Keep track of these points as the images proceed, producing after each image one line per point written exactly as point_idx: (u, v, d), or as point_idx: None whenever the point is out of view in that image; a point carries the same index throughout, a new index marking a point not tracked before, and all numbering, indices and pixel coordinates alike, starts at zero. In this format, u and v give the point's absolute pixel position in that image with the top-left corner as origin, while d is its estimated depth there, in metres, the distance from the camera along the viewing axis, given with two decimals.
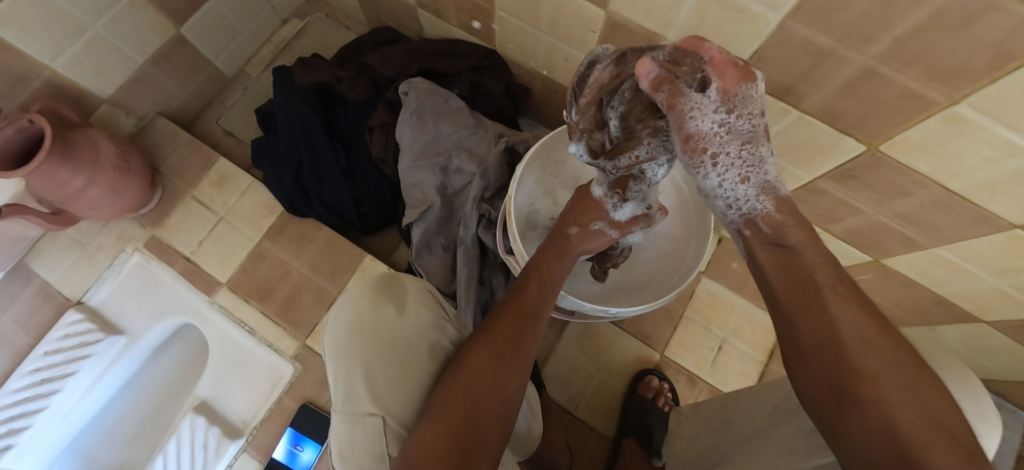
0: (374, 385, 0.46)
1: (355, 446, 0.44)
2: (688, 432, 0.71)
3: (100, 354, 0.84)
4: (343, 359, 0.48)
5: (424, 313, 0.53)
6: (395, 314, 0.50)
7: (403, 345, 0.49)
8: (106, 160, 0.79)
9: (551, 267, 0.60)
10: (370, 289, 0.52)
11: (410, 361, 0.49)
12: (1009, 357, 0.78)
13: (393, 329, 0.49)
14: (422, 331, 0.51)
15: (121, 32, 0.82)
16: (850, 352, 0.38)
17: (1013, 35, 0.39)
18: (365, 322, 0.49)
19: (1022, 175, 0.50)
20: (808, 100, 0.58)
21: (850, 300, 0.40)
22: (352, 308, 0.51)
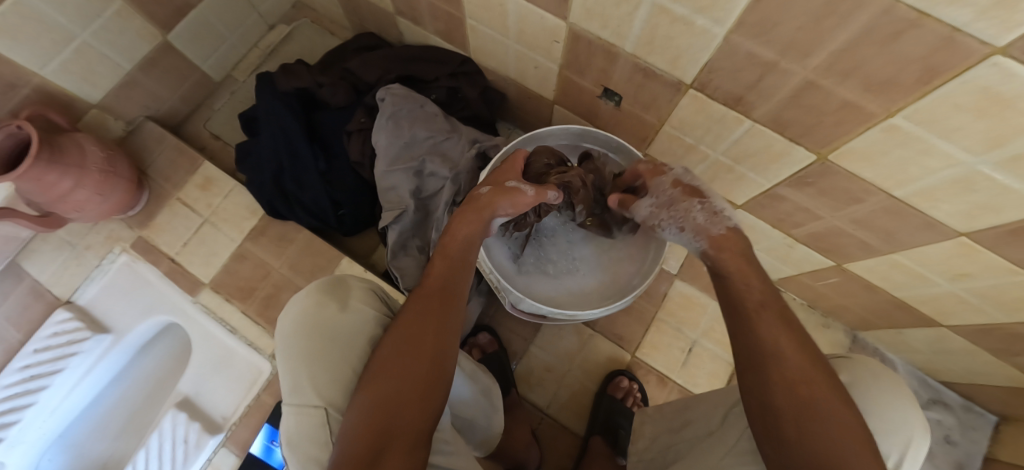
0: (315, 379, 0.49)
1: (303, 435, 0.48)
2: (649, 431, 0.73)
3: (87, 351, 0.87)
4: (290, 356, 0.51)
5: (368, 310, 0.55)
6: (337, 311, 0.52)
7: (345, 339, 0.51)
8: (93, 164, 0.82)
9: (458, 232, 0.60)
10: (316, 289, 0.54)
11: (350, 354, 0.50)
12: (971, 360, 0.80)
13: (335, 325, 0.51)
14: (365, 326, 0.53)
15: (109, 40, 0.84)
16: (793, 374, 0.47)
17: (935, 51, 0.41)
18: (308, 321, 0.52)
19: (958, 184, 0.51)
20: (758, 110, 0.60)
21: (776, 327, 0.49)
22: (297, 307, 0.53)
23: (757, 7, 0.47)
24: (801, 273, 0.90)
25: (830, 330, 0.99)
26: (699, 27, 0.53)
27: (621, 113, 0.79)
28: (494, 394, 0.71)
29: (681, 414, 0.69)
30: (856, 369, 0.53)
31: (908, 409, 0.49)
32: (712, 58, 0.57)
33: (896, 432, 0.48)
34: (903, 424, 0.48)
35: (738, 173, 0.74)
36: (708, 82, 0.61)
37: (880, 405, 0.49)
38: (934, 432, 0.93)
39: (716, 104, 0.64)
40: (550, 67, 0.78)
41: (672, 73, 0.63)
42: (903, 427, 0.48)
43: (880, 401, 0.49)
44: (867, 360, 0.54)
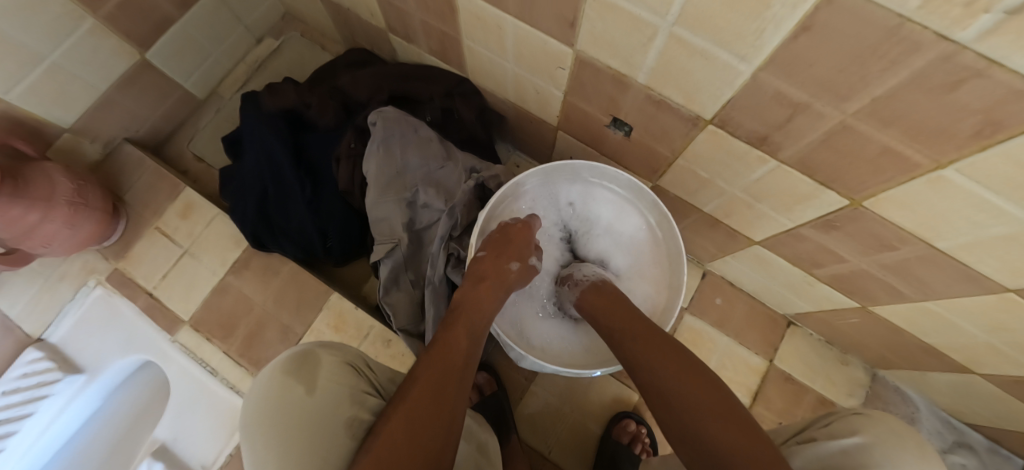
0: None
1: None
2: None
3: (58, 393, 0.82)
4: (253, 447, 0.43)
5: (337, 389, 0.49)
6: (305, 393, 0.47)
7: (317, 422, 0.45)
8: (61, 196, 0.76)
9: (479, 305, 0.60)
10: (281, 367, 0.49)
11: (325, 438, 0.44)
12: (1001, 407, 0.75)
13: (305, 407, 0.45)
14: (337, 406, 0.47)
15: (81, 60, 0.79)
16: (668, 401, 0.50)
17: (1001, 104, 0.35)
18: (273, 404, 0.45)
19: (1011, 240, 0.46)
20: (784, 151, 0.54)
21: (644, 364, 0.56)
22: (260, 387, 0.47)
23: (792, 45, 0.41)
24: (820, 310, 0.84)
25: (848, 367, 0.94)
26: (721, 62, 0.48)
27: (630, 142, 0.73)
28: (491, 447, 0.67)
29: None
30: (879, 429, 0.44)
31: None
32: (734, 95, 0.51)
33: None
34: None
35: (756, 210, 0.68)
36: (728, 119, 0.55)
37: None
38: None
39: (736, 141, 0.58)
40: (553, 93, 0.72)
41: (689, 107, 0.58)
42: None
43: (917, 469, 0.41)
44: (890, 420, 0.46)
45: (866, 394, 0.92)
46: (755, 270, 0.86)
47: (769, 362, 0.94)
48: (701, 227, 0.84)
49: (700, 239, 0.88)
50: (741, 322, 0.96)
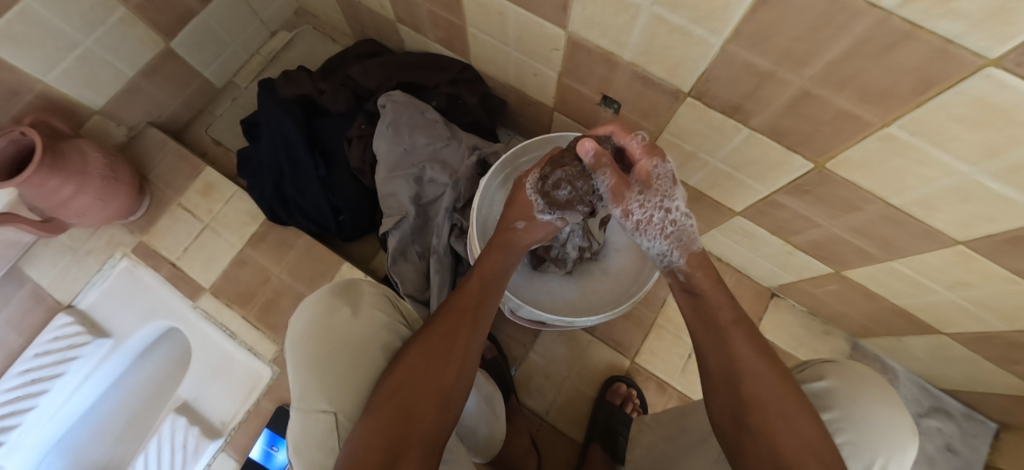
0: (327, 382, 0.50)
1: (309, 440, 0.48)
2: (646, 441, 0.73)
3: (87, 356, 0.89)
4: (301, 360, 0.52)
5: (378, 316, 0.57)
6: (350, 316, 0.55)
7: (355, 342, 0.53)
8: (95, 169, 0.83)
9: (493, 263, 0.64)
10: (328, 292, 0.57)
11: (362, 358, 0.52)
12: (971, 368, 0.80)
13: (346, 329, 0.54)
14: (375, 331, 0.55)
15: (111, 47, 0.85)
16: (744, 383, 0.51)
17: (930, 63, 0.41)
18: (322, 323, 0.54)
19: (956, 193, 0.51)
20: (755, 118, 0.60)
21: (743, 336, 0.54)
22: (310, 310, 0.55)
23: (754, 17, 0.47)
24: (800, 280, 0.90)
25: (831, 337, 0.99)
26: (696, 37, 0.53)
27: (618, 119, 0.79)
28: (495, 399, 0.72)
29: (676, 422, 0.69)
30: (846, 373, 0.54)
31: (899, 418, 0.50)
32: (709, 67, 0.57)
33: (886, 441, 0.49)
34: (894, 435, 0.49)
35: (736, 181, 0.74)
36: (705, 91, 0.61)
37: (880, 413, 0.50)
38: (934, 439, 0.93)
39: (714, 112, 0.64)
40: (549, 75, 0.78)
41: (672, 82, 0.63)
42: (897, 439, 0.49)
43: (878, 410, 0.50)
44: (858, 366, 0.55)
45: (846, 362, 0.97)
46: (740, 243, 0.92)
47: None
48: (688, 202, 0.90)
49: None
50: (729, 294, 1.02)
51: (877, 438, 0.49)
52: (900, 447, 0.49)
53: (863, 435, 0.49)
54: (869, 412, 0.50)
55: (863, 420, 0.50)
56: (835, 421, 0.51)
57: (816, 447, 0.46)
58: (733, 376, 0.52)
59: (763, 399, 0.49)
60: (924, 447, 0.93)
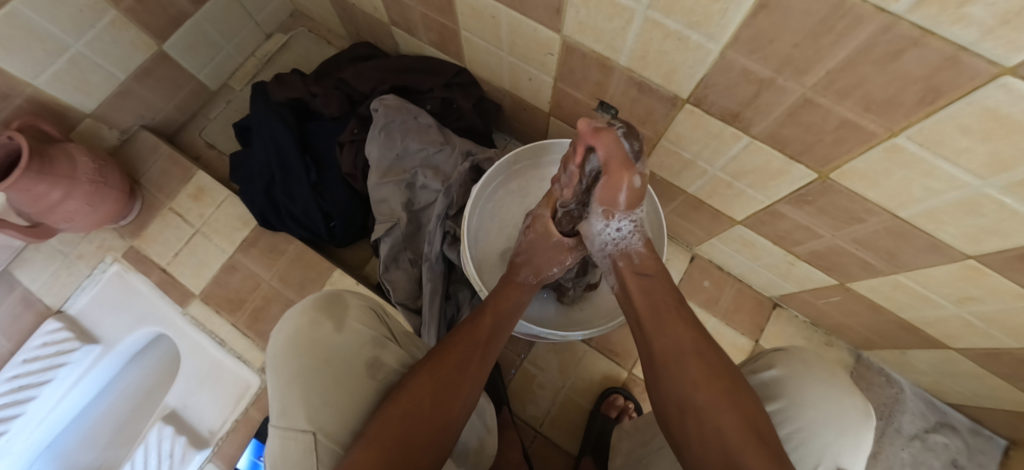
0: (309, 402, 0.48)
1: (287, 461, 0.46)
2: (626, 447, 0.71)
3: (75, 362, 0.88)
4: (283, 375, 0.51)
5: (363, 330, 0.55)
6: (333, 331, 0.53)
7: (338, 359, 0.51)
8: (83, 174, 0.82)
9: (508, 298, 0.65)
10: (311, 306, 0.55)
11: (345, 376, 0.50)
12: (980, 384, 0.77)
13: (329, 344, 0.52)
14: (359, 346, 0.53)
15: (103, 50, 0.84)
16: (673, 363, 0.51)
17: (939, 71, 0.38)
18: (304, 339, 0.52)
19: (964, 206, 0.49)
20: (755, 126, 0.58)
21: (677, 322, 0.55)
22: (290, 324, 0.54)
23: (753, 23, 0.45)
24: (803, 290, 0.87)
25: (833, 348, 0.97)
26: (692, 42, 0.51)
27: None
28: (487, 412, 0.70)
29: (652, 426, 0.67)
30: (791, 361, 0.54)
31: (843, 398, 0.50)
32: (706, 73, 0.55)
33: (834, 423, 0.49)
34: (841, 417, 0.49)
35: (736, 190, 0.72)
36: (704, 97, 0.59)
37: (825, 398, 0.50)
38: (940, 455, 0.90)
39: (712, 120, 0.62)
40: (544, 79, 0.77)
41: (668, 88, 0.61)
42: (843, 420, 0.49)
43: (823, 394, 0.50)
44: (802, 351, 0.55)
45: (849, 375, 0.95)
46: (740, 252, 0.89)
47: (754, 342, 0.98)
48: (687, 210, 0.88)
49: (687, 222, 0.92)
50: (729, 304, 1.00)
51: (824, 424, 0.49)
52: (850, 427, 0.49)
53: (811, 422, 0.49)
54: (816, 398, 0.50)
55: (811, 412, 0.50)
56: (786, 411, 0.51)
57: (753, 426, 0.44)
58: (670, 362, 0.52)
59: (696, 383, 0.49)
60: (930, 463, 0.90)
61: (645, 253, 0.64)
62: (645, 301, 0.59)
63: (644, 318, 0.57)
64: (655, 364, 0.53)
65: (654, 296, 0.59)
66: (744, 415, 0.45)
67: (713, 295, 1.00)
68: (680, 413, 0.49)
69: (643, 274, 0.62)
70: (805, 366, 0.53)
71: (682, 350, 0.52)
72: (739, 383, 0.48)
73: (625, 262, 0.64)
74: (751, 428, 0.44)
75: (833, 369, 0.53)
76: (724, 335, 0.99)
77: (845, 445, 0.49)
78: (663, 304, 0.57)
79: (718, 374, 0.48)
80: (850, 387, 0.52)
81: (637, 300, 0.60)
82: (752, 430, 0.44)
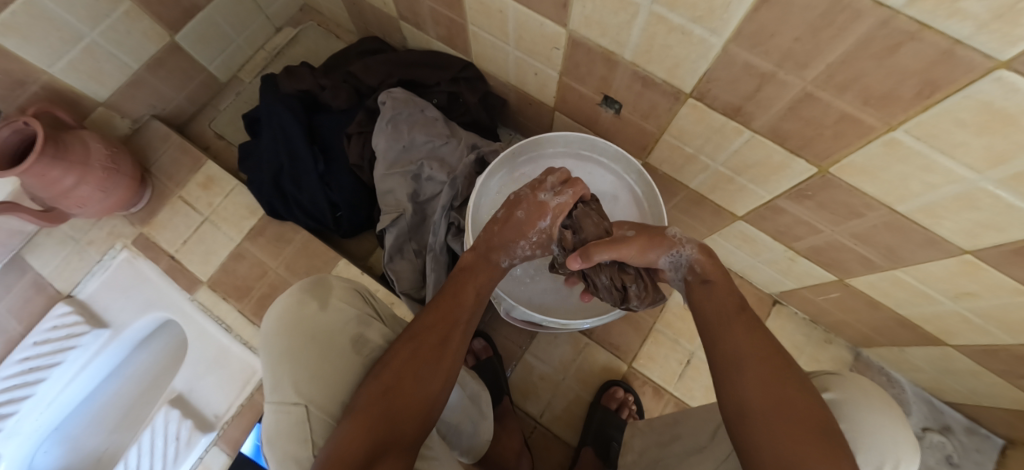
0: (297, 377, 0.50)
1: (281, 433, 0.48)
2: (638, 445, 0.73)
3: (84, 346, 0.90)
4: (273, 354, 0.53)
5: (346, 308, 0.56)
6: (317, 310, 0.55)
7: (324, 335, 0.53)
8: (97, 161, 0.84)
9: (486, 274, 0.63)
10: (299, 289, 0.57)
11: (330, 351, 0.52)
12: (978, 381, 0.77)
13: (315, 322, 0.54)
14: (343, 323, 0.55)
15: (118, 40, 0.86)
16: (734, 365, 0.49)
17: (935, 65, 0.39)
18: (291, 317, 0.54)
19: (961, 201, 0.50)
20: (757, 121, 0.59)
21: (749, 327, 0.52)
22: (280, 307, 0.56)
23: (755, 17, 0.46)
24: (802, 287, 0.88)
25: (832, 346, 0.97)
26: (695, 36, 0.53)
27: (618, 120, 0.78)
28: (482, 400, 0.72)
29: (670, 428, 0.68)
30: (847, 386, 0.50)
31: (899, 431, 0.46)
32: (708, 68, 0.56)
33: (886, 454, 0.45)
34: (895, 447, 0.45)
35: (737, 185, 0.73)
36: (706, 92, 0.60)
37: (874, 425, 0.46)
38: (934, 453, 0.91)
39: (715, 114, 0.63)
40: (549, 74, 0.78)
41: (671, 83, 0.63)
42: (888, 447, 0.45)
43: (878, 423, 0.46)
44: (861, 380, 0.51)
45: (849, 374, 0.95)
46: (740, 249, 0.90)
47: None
48: (688, 206, 0.89)
49: (689, 218, 0.93)
50: None
51: (876, 449, 0.45)
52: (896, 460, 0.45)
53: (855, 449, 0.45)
54: (870, 426, 0.46)
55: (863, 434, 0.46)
56: None
57: (818, 423, 0.43)
58: (732, 366, 0.49)
59: (755, 385, 0.47)
60: (927, 461, 0.91)
61: (703, 258, 0.59)
62: (705, 309, 0.56)
63: (710, 321, 0.54)
64: (717, 368, 0.51)
65: (721, 307, 0.55)
66: (810, 411, 0.44)
67: None
68: (739, 419, 0.47)
69: (705, 283, 0.58)
70: (862, 389, 0.49)
71: (742, 351, 0.49)
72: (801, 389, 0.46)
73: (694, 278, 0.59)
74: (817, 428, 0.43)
75: (889, 400, 0.49)
76: None
77: None
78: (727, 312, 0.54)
79: (789, 377, 0.47)
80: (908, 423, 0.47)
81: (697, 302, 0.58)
82: (817, 435, 0.42)
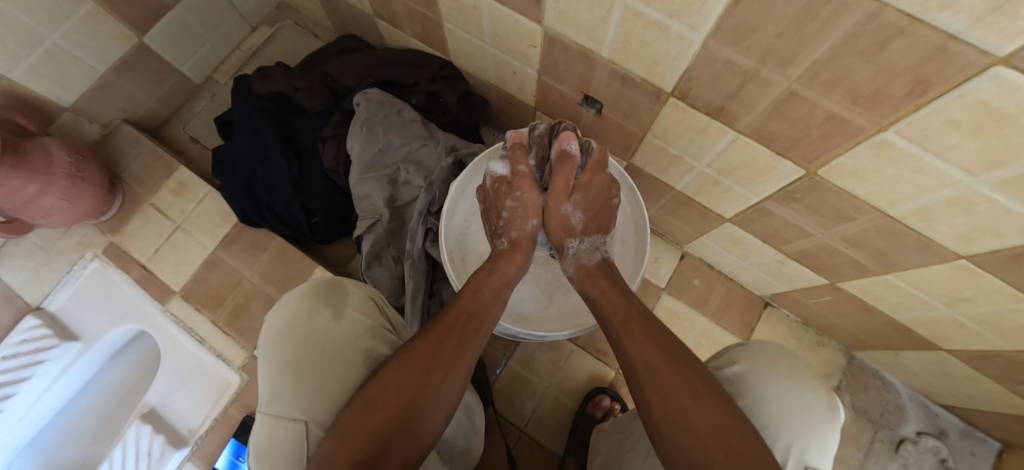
0: (300, 391, 0.47)
1: (274, 450, 0.46)
2: (604, 447, 0.71)
3: (55, 359, 0.87)
4: (276, 362, 0.49)
5: (360, 320, 0.53)
6: (330, 319, 0.52)
7: (334, 349, 0.50)
8: (60, 169, 0.81)
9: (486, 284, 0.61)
10: (310, 292, 0.54)
11: (340, 366, 0.49)
12: (974, 386, 0.75)
13: (325, 333, 0.50)
14: (356, 337, 0.52)
15: (81, 42, 0.82)
16: (637, 379, 0.51)
17: (928, 62, 0.36)
18: (300, 325, 0.51)
19: (955, 205, 0.47)
20: (740, 121, 0.56)
21: (639, 335, 0.53)
22: (288, 310, 0.52)
23: (734, 11, 0.42)
24: (793, 290, 0.85)
25: (825, 349, 0.95)
26: (674, 33, 0.49)
27: (600, 120, 0.75)
28: (475, 413, 0.69)
29: (626, 427, 0.67)
30: (754, 357, 0.54)
31: (806, 392, 0.50)
32: (688, 65, 0.53)
33: (797, 417, 0.48)
34: (805, 411, 0.49)
35: (723, 186, 0.70)
36: (687, 91, 0.57)
37: (787, 390, 0.50)
38: (928, 458, 0.89)
39: (697, 114, 0.60)
40: (528, 73, 0.75)
41: (651, 82, 0.59)
42: (805, 414, 0.49)
43: (785, 389, 0.50)
44: (767, 346, 0.55)
45: (842, 377, 0.93)
46: (729, 250, 0.88)
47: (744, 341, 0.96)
48: (675, 207, 0.86)
49: (676, 220, 0.90)
50: (719, 303, 0.98)
51: (786, 416, 0.49)
52: (815, 423, 0.48)
53: (769, 417, 0.49)
54: (775, 393, 0.50)
55: (772, 404, 0.49)
56: (747, 407, 0.50)
57: (720, 430, 0.44)
58: (634, 379, 0.51)
59: (661, 399, 0.48)
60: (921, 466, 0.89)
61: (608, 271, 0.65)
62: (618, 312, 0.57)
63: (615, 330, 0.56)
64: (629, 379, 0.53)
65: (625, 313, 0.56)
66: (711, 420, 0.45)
67: (703, 294, 0.99)
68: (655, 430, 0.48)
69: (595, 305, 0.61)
70: (768, 356, 0.53)
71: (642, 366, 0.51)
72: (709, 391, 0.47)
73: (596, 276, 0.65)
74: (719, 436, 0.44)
75: (796, 363, 0.53)
76: (715, 334, 0.97)
77: (812, 441, 0.48)
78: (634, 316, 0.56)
79: (687, 383, 0.48)
80: (816, 382, 0.51)
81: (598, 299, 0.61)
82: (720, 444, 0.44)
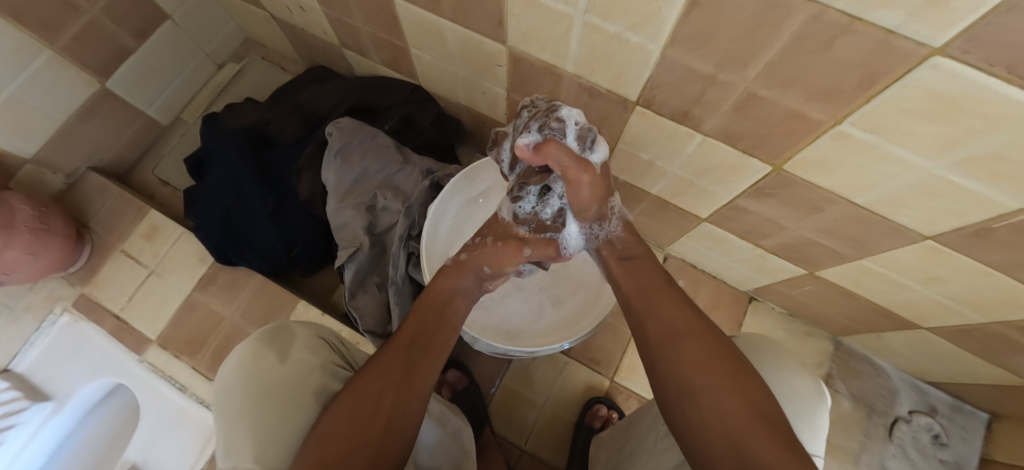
0: (256, 438, 0.45)
1: None
2: (604, 456, 0.70)
3: (25, 423, 0.82)
4: (229, 412, 0.48)
5: (309, 359, 0.52)
6: (276, 362, 0.50)
7: (284, 390, 0.48)
8: (23, 223, 0.78)
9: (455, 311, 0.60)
10: (255, 338, 0.52)
11: (291, 406, 0.48)
12: (957, 361, 0.77)
13: (274, 377, 0.49)
14: (306, 375, 0.50)
15: (40, 92, 0.81)
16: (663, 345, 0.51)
17: (873, 56, 0.38)
18: (247, 372, 0.49)
19: (918, 188, 0.48)
20: (706, 123, 0.58)
21: (675, 302, 0.54)
22: (235, 360, 0.51)
23: (688, 20, 0.44)
24: (776, 282, 0.87)
25: (813, 338, 0.96)
26: (633, 44, 0.51)
27: None
28: (465, 434, 0.68)
29: (625, 432, 0.66)
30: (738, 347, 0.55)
31: (793, 378, 0.50)
32: (651, 74, 0.54)
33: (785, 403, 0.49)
34: (792, 398, 0.49)
35: (698, 187, 0.71)
36: (653, 98, 0.59)
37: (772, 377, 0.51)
38: (921, 436, 0.90)
39: (665, 120, 0.61)
40: (498, 91, 0.76)
41: (617, 91, 0.61)
42: (792, 400, 0.49)
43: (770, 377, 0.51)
44: (750, 337, 0.56)
45: (833, 364, 0.95)
46: (711, 249, 0.89)
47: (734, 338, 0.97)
48: (654, 211, 0.87)
49: (657, 223, 0.91)
50: (706, 301, 0.99)
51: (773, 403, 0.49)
52: (804, 406, 0.49)
53: None
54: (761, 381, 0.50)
55: None
56: None
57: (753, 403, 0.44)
58: (666, 341, 0.51)
59: (694, 361, 0.48)
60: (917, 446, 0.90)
61: (626, 235, 0.63)
62: (633, 284, 0.58)
63: (636, 302, 0.57)
64: (650, 346, 0.53)
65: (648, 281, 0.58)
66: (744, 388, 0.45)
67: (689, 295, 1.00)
68: (679, 397, 0.48)
69: (629, 257, 0.61)
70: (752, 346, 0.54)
71: (681, 369, 0.49)
72: (737, 361, 0.48)
73: (609, 249, 0.63)
74: (752, 408, 0.43)
75: (780, 350, 0.53)
76: None
77: (801, 426, 0.48)
78: (650, 287, 0.57)
79: (718, 351, 0.48)
80: (802, 367, 0.52)
81: (626, 284, 0.59)
82: (753, 411, 0.43)
